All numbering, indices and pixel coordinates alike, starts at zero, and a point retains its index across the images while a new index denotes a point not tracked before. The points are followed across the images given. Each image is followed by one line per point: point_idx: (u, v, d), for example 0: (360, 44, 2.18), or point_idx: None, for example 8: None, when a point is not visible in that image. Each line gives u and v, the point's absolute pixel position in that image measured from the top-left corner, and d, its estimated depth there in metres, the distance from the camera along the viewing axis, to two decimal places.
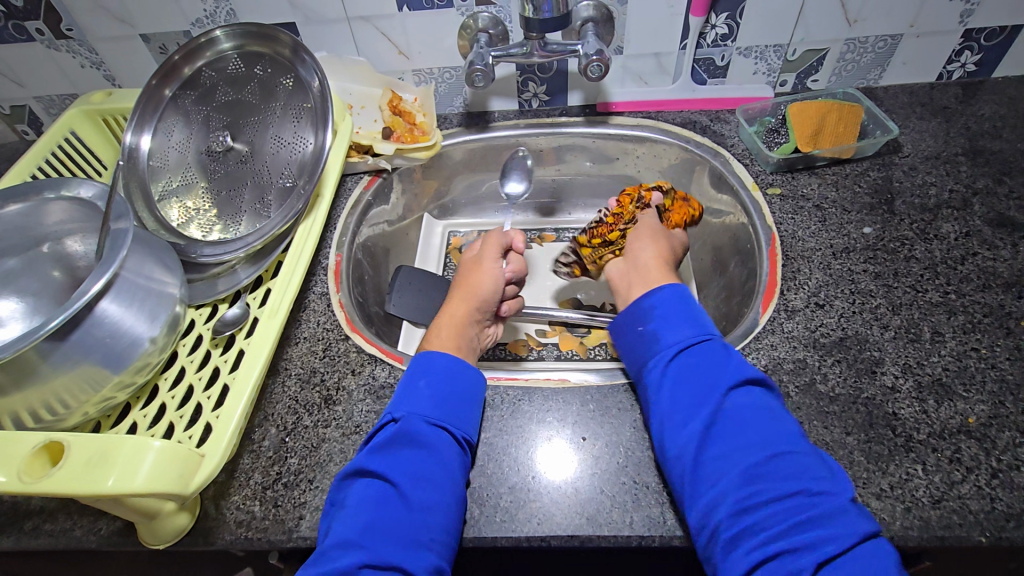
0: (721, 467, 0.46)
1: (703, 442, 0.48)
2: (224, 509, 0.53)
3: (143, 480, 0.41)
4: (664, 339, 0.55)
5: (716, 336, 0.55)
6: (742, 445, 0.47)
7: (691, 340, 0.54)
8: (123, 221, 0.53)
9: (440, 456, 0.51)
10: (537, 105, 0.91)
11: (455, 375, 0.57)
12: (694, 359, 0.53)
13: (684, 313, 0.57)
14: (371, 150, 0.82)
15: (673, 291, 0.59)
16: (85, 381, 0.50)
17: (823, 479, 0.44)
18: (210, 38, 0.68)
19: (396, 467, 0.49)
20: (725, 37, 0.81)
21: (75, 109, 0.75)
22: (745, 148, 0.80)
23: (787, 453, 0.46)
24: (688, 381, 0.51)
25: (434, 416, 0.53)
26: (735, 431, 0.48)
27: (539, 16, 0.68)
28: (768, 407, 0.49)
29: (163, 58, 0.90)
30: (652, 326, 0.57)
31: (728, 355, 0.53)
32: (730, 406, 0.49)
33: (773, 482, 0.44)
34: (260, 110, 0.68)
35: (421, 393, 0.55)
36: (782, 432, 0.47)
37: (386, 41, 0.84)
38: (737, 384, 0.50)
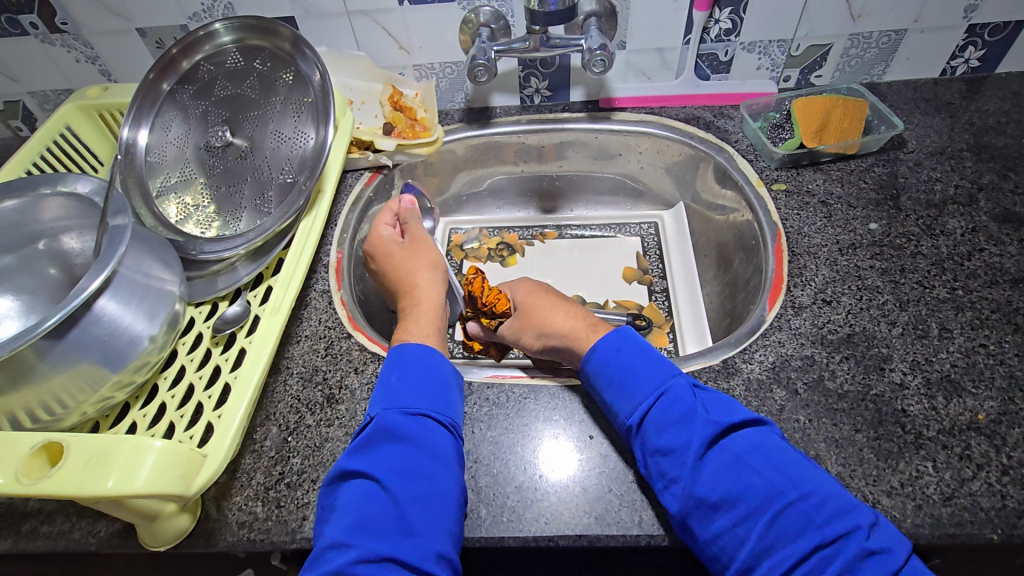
0: (728, 546, 0.43)
1: (698, 520, 0.45)
2: (226, 511, 0.52)
3: (145, 481, 0.40)
4: (621, 408, 0.52)
5: (669, 384, 0.51)
6: (735, 515, 0.44)
7: (647, 402, 0.50)
8: (122, 217, 0.52)
9: (424, 446, 0.49)
10: (539, 101, 0.90)
11: (426, 365, 0.55)
12: (658, 426, 0.49)
13: (630, 367, 0.53)
14: (372, 147, 0.82)
15: (606, 349, 0.55)
16: (83, 381, 0.49)
17: (828, 522, 0.42)
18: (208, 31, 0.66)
19: (379, 462, 0.48)
20: (728, 32, 0.80)
21: (70, 104, 0.74)
22: (749, 144, 0.80)
23: (781, 508, 0.43)
24: (662, 451, 0.48)
25: (411, 407, 0.52)
26: (721, 502, 0.44)
27: (544, 9, 0.68)
28: (744, 455, 0.46)
29: (160, 52, 0.89)
30: (608, 395, 0.53)
31: (686, 405, 0.49)
32: (709, 471, 0.46)
33: (783, 545, 0.42)
34: (260, 104, 0.67)
35: (395, 387, 0.54)
36: (767, 480, 0.44)
37: (386, 36, 0.83)
38: (705, 443, 0.47)
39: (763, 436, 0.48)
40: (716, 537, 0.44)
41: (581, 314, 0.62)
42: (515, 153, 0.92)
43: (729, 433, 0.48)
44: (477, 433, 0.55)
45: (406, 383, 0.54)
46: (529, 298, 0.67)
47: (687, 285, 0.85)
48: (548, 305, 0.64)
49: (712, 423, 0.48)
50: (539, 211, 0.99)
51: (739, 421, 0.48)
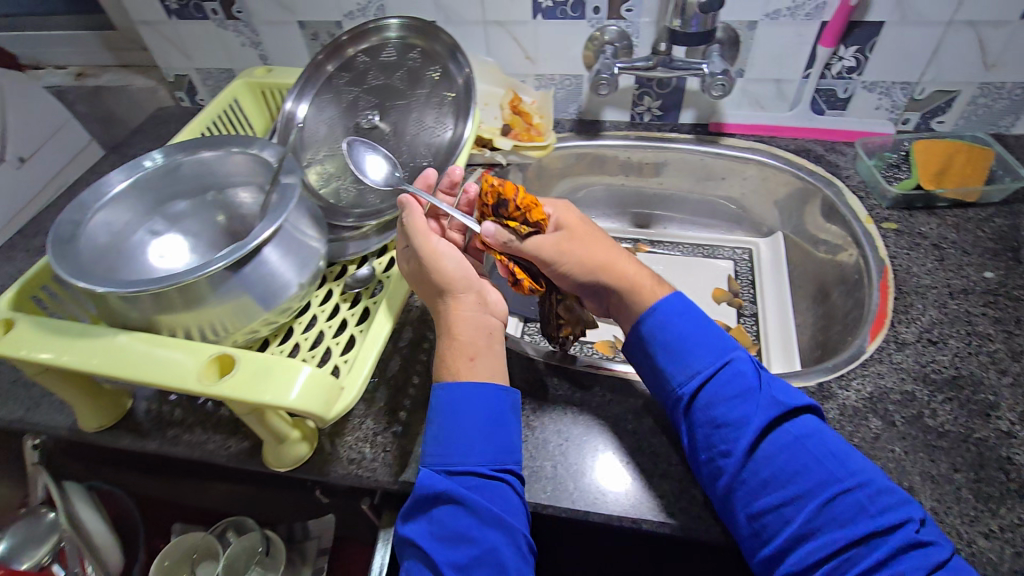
0: (773, 523, 0.46)
1: (745, 495, 0.48)
2: (339, 447, 0.58)
3: (296, 398, 0.46)
4: (672, 377, 0.55)
5: (732, 358, 0.54)
6: (784, 496, 0.47)
7: (705, 372, 0.53)
8: (290, 177, 0.60)
9: (473, 506, 0.48)
10: (649, 119, 0.94)
11: (463, 407, 0.52)
12: (715, 396, 0.52)
13: (688, 333, 0.56)
14: (490, 145, 0.88)
15: (668, 312, 0.57)
16: (242, 313, 0.57)
17: (881, 512, 0.45)
18: (378, 25, 0.75)
19: (430, 531, 0.49)
20: (851, 69, 0.81)
21: (240, 82, 0.84)
22: (861, 181, 0.80)
23: (836, 495, 0.46)
24: (718, 425, 0.51)
25: (452, 466, 0.51)
26: (771, 480, 0.48)
27: (684, 31, 0.72)
28: (801, 438, 0.49)
29: (312, 44, 1.00)
30: (660, 360, 0.56)
31: (745, 383, 0.52)
32: (763, 451, 0.49)
33: (830, 529, 0.45)
34: (406, 95, 0.74)
35: (437, 437, 0.52)
36: (825, 468, 0.47)
37: (516, 45, 0.89)
38: (764, 424, 0.50)
39: (820, 424, 0.51)
40: (761, 514, 0.47)
41: (612, 253, 0.62)
42: (619, 166, 0.96)
43: (790, 416, 0.51)
44: (569, 415, 0.60)
45: (449, 429, 0.52)
46: (576, 223, 0.64)
47: (779, 311, 0.86)
48: (594, 240, 0.63)
49: (776, 404, 0.51)
50: (632, 224, 1.02)
51: (801, 406, 0.51)
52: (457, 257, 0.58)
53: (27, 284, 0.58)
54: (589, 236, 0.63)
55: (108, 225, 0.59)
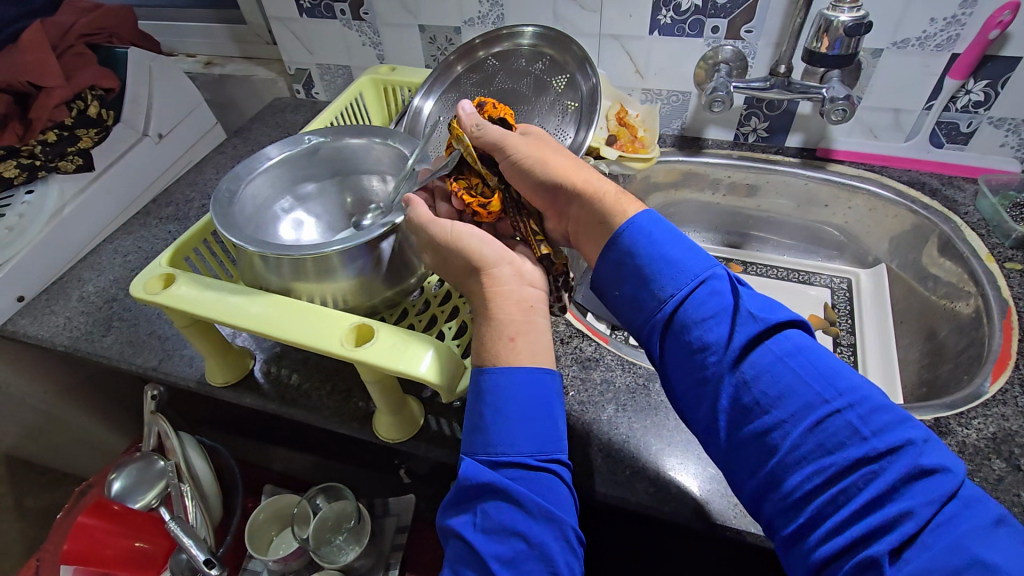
0: (760, 454, 0.42)
1: (737, 422, 0.44)
2: (445, 426, 0.61)
3: (428, 371, 0.49)
4: (648, 298, 0.50)
5: (708, 276, 0.49)
6: (769, 421, 0.42)
7: (682, 293, 0.48)
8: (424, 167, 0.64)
9: (519, 501, 0.44)
10: (753, 140, 0.94)
11: (510, 392, 0.47)
12: (693, 317, 0.47)
13: (661, 248, 0.51)
14: (596, 153, 0.88)
15: (638, 231, 0.52)
16: (366, 291, 0.61)
17: (875, 435, 0.39)
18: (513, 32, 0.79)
19: (474, 523, 0.45)
20: (978, 104, 0.79)
21: (365, 78, 0.90)
22: (981, 219, 0.77)
23: (825, 417, 0.41)
24: (692, 346, 0.47)
25: (498, 452, 0.46)
26: (755, 406, 0.43)
27: (825, 52, 0.71)
28: (787, 356, 0.44)
29: (428, 48, 1.05)
30: (629, 287, 0.51)
31: (723, 299, 0.47)
32: (749, 373, 0.44)
33: (823, 456, 0.40)
34: (531, 101, 0.77)
35: (481, 421, 0.47)
36: (813, 388, 0.42)
37: (627, 59, 0.92)
38: (746, 341, 0.45)
39: (805, 339, 0.46)
40: (747, 441, 0.43)
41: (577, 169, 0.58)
42: (716, 185, 0.96)
43: (777, 331, 0.46)
44: (670, 421, 0.59)
45: (497, 414, 0.47)
46: (541, 140, 0.60)
47: (881, 345, 0.83)
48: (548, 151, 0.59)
49: (755, 320, 0.46)
50: (723, 243, 1.02)
51: (783, 321, 0.46)
52: (496, 247, 0.55)
53: (181, 246, 0.63)
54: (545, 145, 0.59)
55: (254, 195, 0.65)
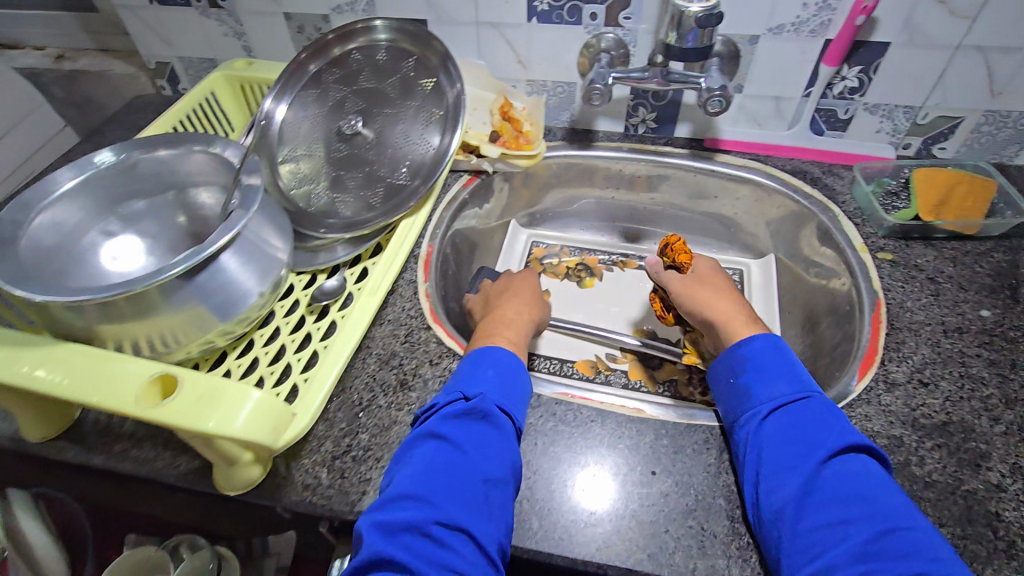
0: (819, 541, 0.43)
1: (799, 510, 0.45)
2: (294, 471, 0.56)
3: (240, 427, 0.43)
4: (759, 394, 0.55)
5: (814, 395, 0.53)
6: (840, 517, 0.44)
7: (787, 398, 0.53)
8: (255, 177, 0.56)
9: (504, 434, 0.53)
10: (643, 131, 0.91)
11: (514, 372, 0.58)
12: (790, 420, 0.51)
13: (779, 366, 0.56)
14: (477, 151, 0.84)
15: (765, 343, 0.59)
16: (194, 324, 0.53)
17: (937, 560, 0.41)
18: (367, 26, 0.71)
19: (463, 436, 0.52)
20: (853, 90, 0.78)
21: (218, 73, 0.80)
22: (857, 208, 0.77)
23: (892, 528, 0.43)
24: (784, 442, 0.50)
25: (504, 403, 0.55)
26: (833, 501, 0.45)
27: (682, 45, 0.68)
28: (867, 472, 0.47)
29: (299, 38, 0.95)
30: (745, 381, 0.57)
31: (825, 413, 0.52)
32: (829, 475, 0.47)
33: (886, 560, 0.41)
34: (396, 104, 0.71)
35: (486, 377, 0.57)
36: (884, 501, 0.45)
37: (508, 49, 0.86)
38: (838, 449, 0.48)
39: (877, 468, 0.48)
40: (809, 531, 0.44)
41: (743, 305, 0.68)
42: (608, 179, 0.93)
43: (858, 451, 0.49)
44: (539, 446, 0.56)
45: (506, 378, 0.57)
46: (701, 275, 0.73)
47: None
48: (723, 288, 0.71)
49: (850, 434, 0.50)
50: (623, 238, 1.00)
51: (873, 447, 0.49)
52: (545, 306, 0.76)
53: None
54: (710, 281, 0.72)
55: (56, 224, 0.55)
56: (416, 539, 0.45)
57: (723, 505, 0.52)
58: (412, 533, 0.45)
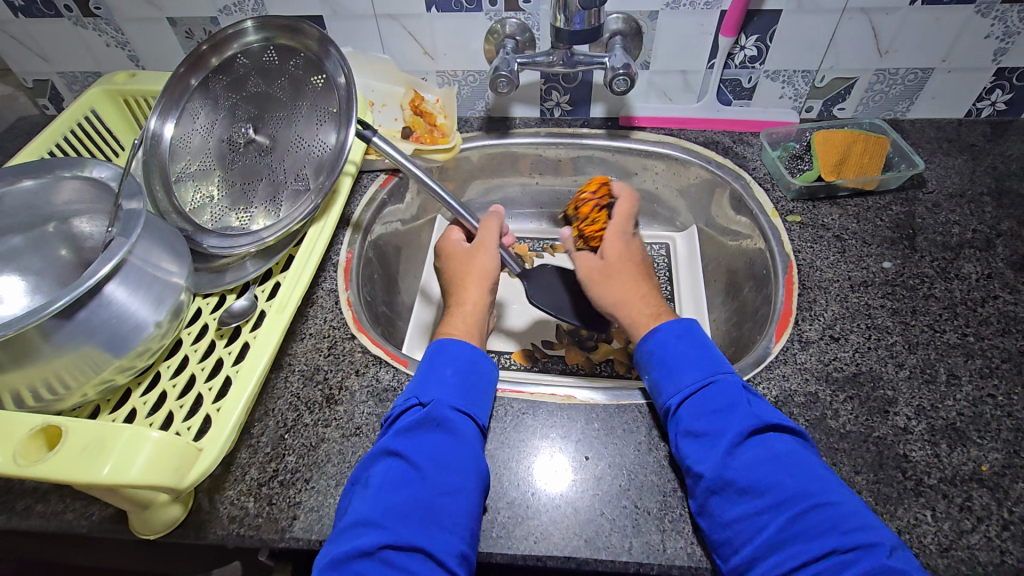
0: (743, 532, 0.44)
1: (719, 503, 0.47)
2: (218, 504, 0.52)
3: (138, 471, 0.42)
4: (667, 388, 0.55)
5: (719, 376, 0.53)
6: (757, 504, 0.45)
7: (692, 387, 0.53)
8: (136, 201, 0.53)
9: (459, 440, 0.51)
10: (559, 115, 0.90)
11: (472, 370, 0.57)
12: (697, 411, 0.52)
13: (684, 357, 0.56)
14: (390, 150, 0.82)
15: (667, 333, 0.58)
16: (86, 363, 0.49)
17: (851, 530, 0.42)
18: (237, 29, 0.68)
19: (417, 449, 0.50)
20: (753, 59, 0.80)
21: (97, 88, 0.75)
22: (767, 173, 0.80)
23: (806, 508, 0.43)
24: (695, 434, 0.50)
25: (459, 405, 0.54)
26: (749, 488, 0.46)
27: (569, 27, 0.68)
28: (779, 455, 0.47)
29: (189, 44, 0.87)
30: (655, 376, 0.57)
31: (731, 398, 0.51)
32: (738, 461, 0.47)
33: (801, 543, 0.42)
34: (288, 106, 0.69)
35: (446, 380, 0.56)
36: (797, 481, 0.45)
37: (412, 41, 0.82)
38: (744, 433, 0.49)
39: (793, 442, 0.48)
40: (733, 522, 0.45)
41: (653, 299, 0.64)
42: (532, 164, 0.92)
43: (769, 430, 0.49)
44: None
45: (463, 376, 0.57)
46: (606, 266, 0.66)
47: (695, 307, 0.85)
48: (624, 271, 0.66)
49: (755, 418, 0.50)
50: (552, 223, 1.00)
51: (782, 425, 0.50)
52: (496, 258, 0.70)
53: None
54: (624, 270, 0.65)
55: None
56: (369, 566, 0.43)
57: (655, 481, 0.53)
58: (363, 559, 0.44)
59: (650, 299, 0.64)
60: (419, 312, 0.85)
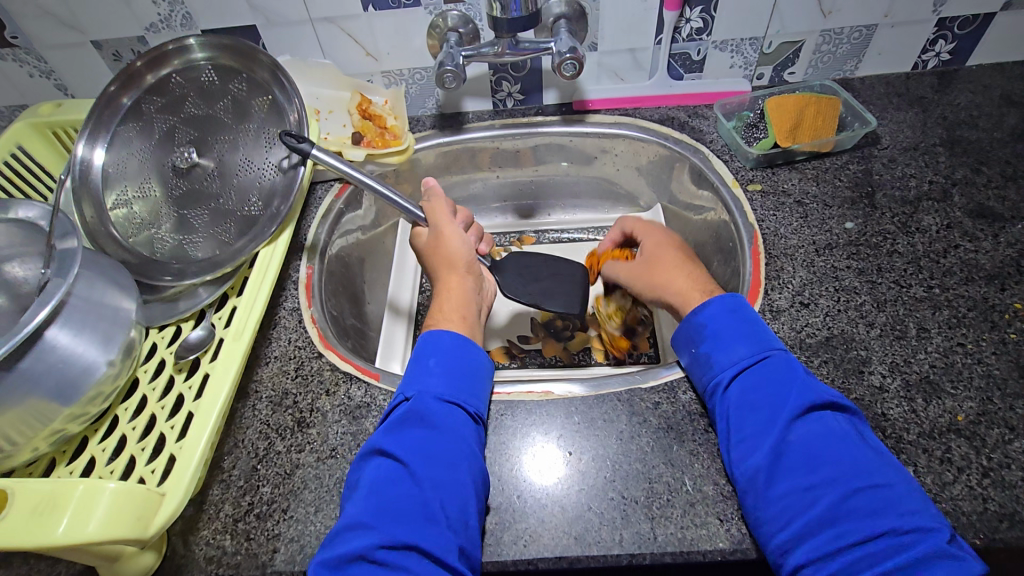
0: (790, 509, 0.44)
1: (768, 478, 0.46)
2: (193, 546, 0.50)
3: (96, 526, 0.40)
4: (718, 360, 0.53)
5: (772, 353, 0.52)
6: (810, 482, 0.44)
7: (746, 361, 0.52)
8: (71, 239, 0.50)
9: (445, 434, 0.50)
10: (512, 105, 0.88)
11: (460, 356, 0.56)
12: (749, 389, 0.50)
13: (736, 330, 0.54)
14: (341, 157, 0.80)
15: (720, 307, 0.56)
16: (33, 416, 0.47)
17: (907, 516, 0.41)
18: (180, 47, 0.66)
19: (405, 446, 0.48)
20: (699, 31, 0.79)
21: (21, 122, 0.71)
22: (724, 145, 0.79)
23: (864, 486, 0.43)
24: (750, 408, 0.49)
25: (445, 394, 0.53)
26: (805, 464, 0.45)
27: (507, 15, 0.66)
28: (837, 431, 0.46)
29: (119, 67, 0.83)
30: (703, 349, 0.55)
31: (789, 376, 0.50)
32: (796, 438, 0.46)
33: (852, 521, 0.42)
34: (233, 129, 0.66)
35: (432, 371, 0.54)
36: (856, 458, 0.44)
37: (352, 42, 0.79)
38: (802, 408, 0.48)
39: (845, 423, 0.47)
40: (782, 497, 0.44)
41: (700, 277, 0.63)
42: (491, 158, 0.91)
43: (823, 409, 0.48)
44: None
45: (448, 367, 0.55)
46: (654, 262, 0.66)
47: None
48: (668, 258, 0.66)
49: (813, 397, 0.48)
50: (517, 216, 0.98)
51: (841, 405, 0.48)
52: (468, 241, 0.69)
53: None
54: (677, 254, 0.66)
55: None
56: (365, 568, 0.42)
57: (640, 468, 0.52)
58: (359, 563, 0.42)
59: (692, 271, 0.64)
60: (388, 317, 0.83)
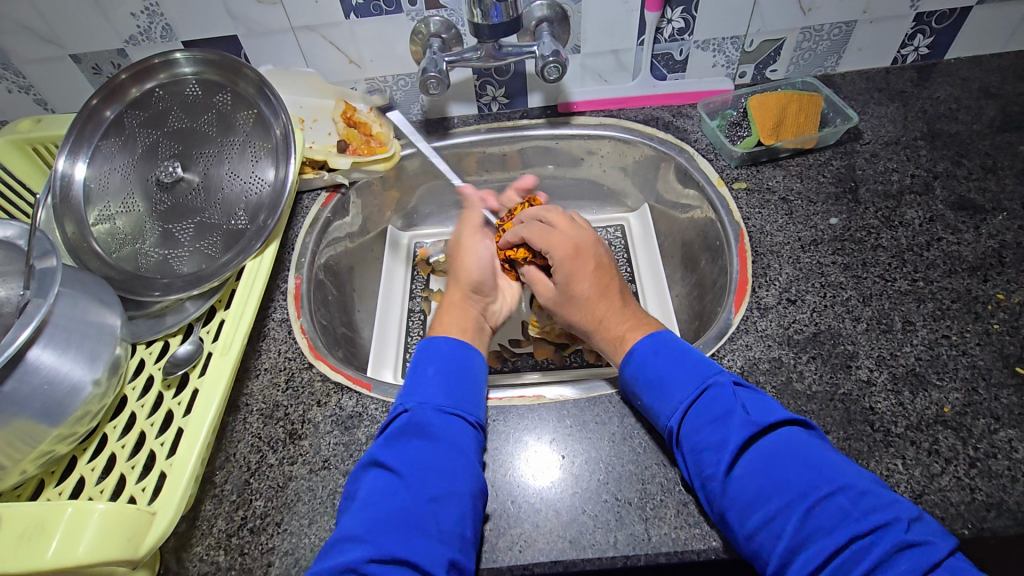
0: (766, 541, 0.42)
1: (734, 516, 0.44)
2: (187, 562, 0.50)
3: (85, 549, 0.40)
4: (660, 408, 0.51)
5: (709, 383, 0.50)
6: (769, 510, 0.42)
7: (684, 403, 0.49)
8: (50, 259, 0.50)
9: (441, 445, 0.49)
10: (496, 109, 0.88)
11: (456, 361, 0.56)
12: (693, 426, 0.48)
13: (666, 370, 0.52)
14: (327, 165, 0.79)
15: (643, 351, 0.54)
16: (19, 438, 0.46)
17: (865, 515, 0.40)
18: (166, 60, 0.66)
19: (404, 458, 0.48)
20: (681, 31, 0.80)
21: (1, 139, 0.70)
22: (708, 143, 0.80)
23: (816, 502, 0.41)
24: (698, 448, 0.47)
25: (445, 404, 0.52)
26: (757, 499, 0.43)
27: (488, 22, 0.66)
28: (780, 452, 0.44)
29: (99, 80, 0.82)
30: (646, 398, 0.52)
31: (725, 404, 0.48)
32: (743, 471, 0.44)
33: (819, 541, 0.40)
34: (217, 142, 0.66)
35: (430, 381, 0.54)
36: (802, 475, 0.42)
37: (335, 51, 0.79)
38: (743, 442, 0.45)
39: (796, 436, 0.45)
40: (752, 534, 0.42)
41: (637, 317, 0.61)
42: (478, 163, 0.90)
43: (767, 432, 0.46)
44: None
45: (447, 375, 0.55)
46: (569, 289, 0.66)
47: (655, 285, 0.86)
48: (585, 268, 0.65)
49: (749, 423, 0.46)
50: None
51: (778, 420, 0.46)
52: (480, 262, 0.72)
53: None
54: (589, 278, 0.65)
55: None
56: None
57: (633, 470, 0.52)
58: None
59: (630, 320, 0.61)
60: (382, 312, 0.85)
